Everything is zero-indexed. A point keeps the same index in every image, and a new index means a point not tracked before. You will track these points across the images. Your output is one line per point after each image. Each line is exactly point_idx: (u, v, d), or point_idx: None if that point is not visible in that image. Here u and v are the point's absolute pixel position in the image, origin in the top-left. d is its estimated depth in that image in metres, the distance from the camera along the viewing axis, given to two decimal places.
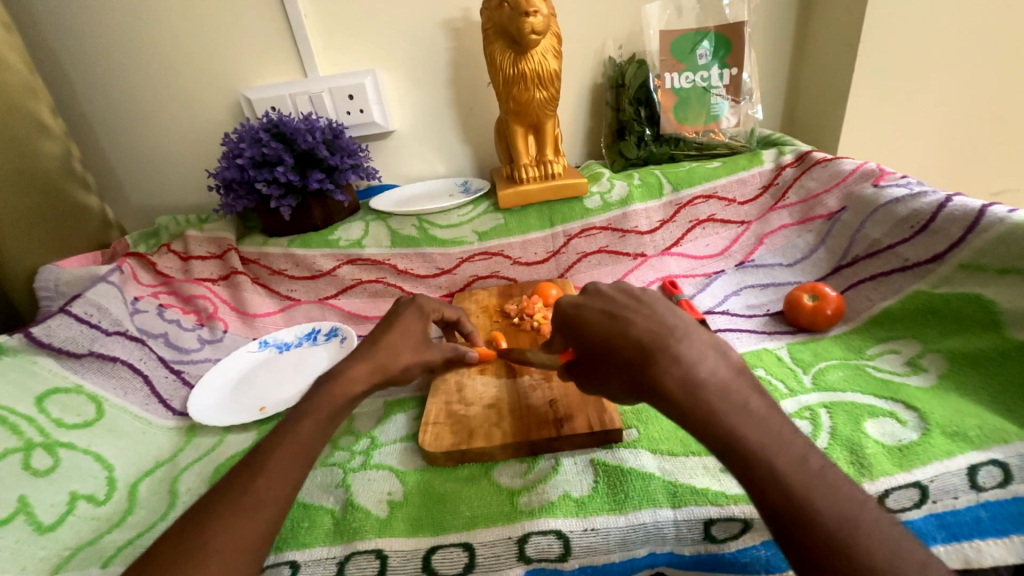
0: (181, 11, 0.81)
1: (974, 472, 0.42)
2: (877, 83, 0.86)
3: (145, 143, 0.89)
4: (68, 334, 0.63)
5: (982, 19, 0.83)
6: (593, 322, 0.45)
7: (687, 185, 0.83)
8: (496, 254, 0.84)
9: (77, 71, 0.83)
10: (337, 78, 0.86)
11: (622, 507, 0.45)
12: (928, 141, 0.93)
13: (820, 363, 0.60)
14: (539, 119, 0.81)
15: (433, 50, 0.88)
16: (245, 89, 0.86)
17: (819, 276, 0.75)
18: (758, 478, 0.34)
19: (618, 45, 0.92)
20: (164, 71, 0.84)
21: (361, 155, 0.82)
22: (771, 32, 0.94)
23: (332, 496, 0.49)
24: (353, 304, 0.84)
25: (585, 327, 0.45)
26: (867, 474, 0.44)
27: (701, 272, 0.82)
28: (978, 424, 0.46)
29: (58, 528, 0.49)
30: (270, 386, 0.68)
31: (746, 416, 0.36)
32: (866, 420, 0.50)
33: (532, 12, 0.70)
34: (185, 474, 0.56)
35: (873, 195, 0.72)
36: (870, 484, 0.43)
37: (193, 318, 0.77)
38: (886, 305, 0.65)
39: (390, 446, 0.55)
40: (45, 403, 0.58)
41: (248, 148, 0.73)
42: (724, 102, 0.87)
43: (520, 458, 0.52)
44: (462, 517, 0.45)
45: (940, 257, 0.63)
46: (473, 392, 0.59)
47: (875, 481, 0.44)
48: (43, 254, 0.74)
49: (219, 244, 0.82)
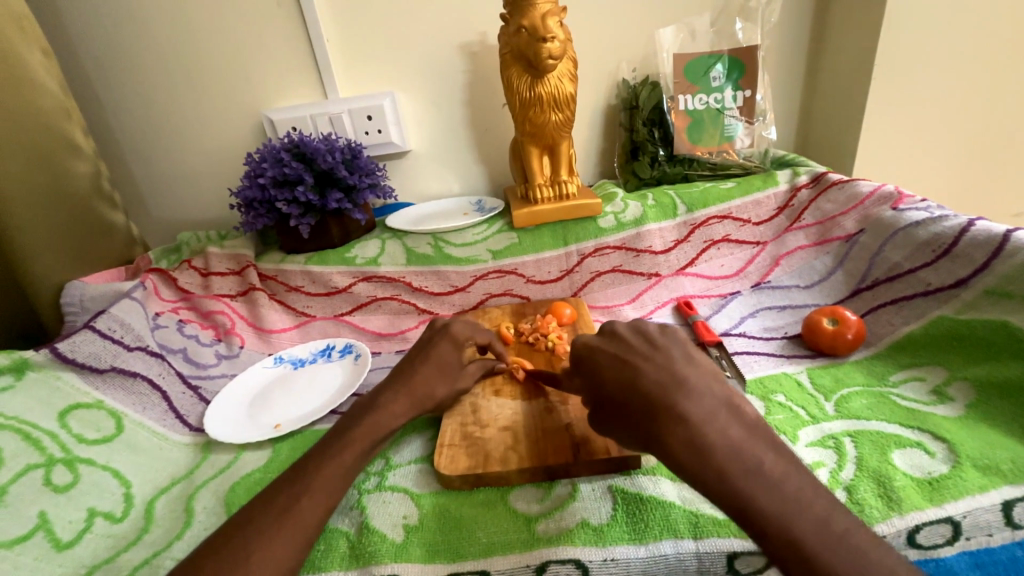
0: (211, 37, 0.84)
1: (1010, 509, 0.41)
2: (893, 104, 0.86)
3: (170, 162, 0.92)
4: (92, 350, 0.64)
5: (998, 41, 0.83)
6: (613, 358, 0.47)
7: (701, 206, 0.83)
8: (511, 273, 0.84)
9: (108, 92, 0.87)
10: (357, 100, 0.89)
11: (642, 537, 0.44)
12: (946, 162, 0.93)
13: (843, 390, 0.59)
14: (554, 140, 0.82)
15: (451, 72, 0.90)
16: (269, 110, 0.89)
17: (839, 298, 0.74)
18: (770, 503, 0.35)
19: (632, 68, 0.93)
20: (190, 92, 0.87)
21: (379, 174, 0.84)
22: (783, 55, 0.95)
23: (346, 519, 0.48)
24: (368, 321, 0.85)
25: (609, 365, 0.46)
26: (877, 516, 0.43)
27: (716, 292, 0.82)
28: (1011, 457, 0.45)
29: (76, 545, 0.49)
30: (285, 403, 0.68)
31: (754, 444, 0.38)
32: (892, 451, 0.49)
33: (550, 38, 0.71)
34: (201, 491, 0.56)
35: (892, 218, 0.71)
36: (877, 526, 0.42)
37: (211, 333, 0.79)
38: (909, 331, 0.64)
39: (404, 468, 0.55)
40: (68, 419, 0.58)
41: (270, 168, 0.75)
42: (738, 123, 0.87)
43: (537, 483, 0.51)
44: (479, 544, 0.45)
45: (965, 282, 0.62)
46: (489, 414, 0.59)
47: (884, 522, 0.42)
48: (73, 271, 0.76)
49: (238, 260, 0.83)
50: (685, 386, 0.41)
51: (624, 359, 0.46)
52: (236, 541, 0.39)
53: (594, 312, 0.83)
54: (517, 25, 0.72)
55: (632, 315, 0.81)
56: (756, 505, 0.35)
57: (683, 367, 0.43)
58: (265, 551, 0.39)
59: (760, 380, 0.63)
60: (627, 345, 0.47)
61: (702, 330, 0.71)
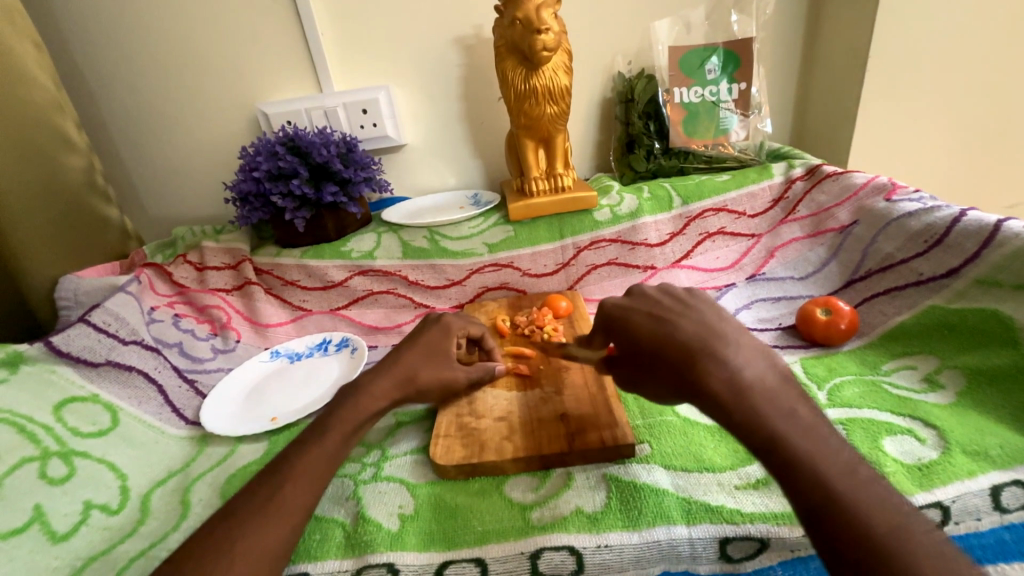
0: (204, 30, 0.84)
1: (998, 493, 0.42)
2: (887, 97, 0.86)
3: (164, 157, 0.91)
4: (86, 343, 0.64)
5: (992, 33, 0.83)
6: (636, 324, 0.46)
7: (697, 199, 0.83)
8: (507, 266, 0.84)
9: (101, 87, 0.86)
10: (352, 93, 0.88)
11: (636, 524, 0.44)
12: (940, 154, 0.93)
13: (835, 379, 0.59)
14: (550, 133, 0.82)
15: (446, 65, 0.89)
16: (263, 104, 0.88)
17: (832, 289, 0.75)
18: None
19: (628, 60, 0.93)
20: (184, 85, 0.87)
21: (374, 168, 0.84)
22: (778, 47, 0.95)
23: (342, 509, 0.49)
24: (364, 315, 0.85)
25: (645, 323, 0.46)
26: None
27: (711, 284, 0.82)
28: (999, 442, 0.45)
29: (72, 537, 0.49)
30: (281, 397, 0.68)
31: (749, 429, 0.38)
32: (883, 438, 0.49)
33: (544, 30, 0.71)
34: (197, 484, 0.56)
35: (885, 209, 0.72)
36: None
37: (207, 328, 0.78)
38: (901, 321, 0.64)
39: (400, 459, 0.55)
40: (63, 412, 0.58)
41: (264, 162, 0.75)
42: (733, 115, 0.87)
43: (532, 472, 0.51)
44: (474, 532, 0.45)
45: (956, 272, 0.62)
46: (485, 405, 0.59)
47: None
48: (66, 266, 0.76)
49: (233, 255, 0.83)
50: (718, 342, 0.41)
51: (652, 322, 0.46)
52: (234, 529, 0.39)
53: (590, 305, 0.84)
54: (512, 17, 0.72)
55: None
56: None
57: (718, 323, 0.43)
58: (262, 539, 0.39)
59: None
60: (657, 305, 0.47)
61: None
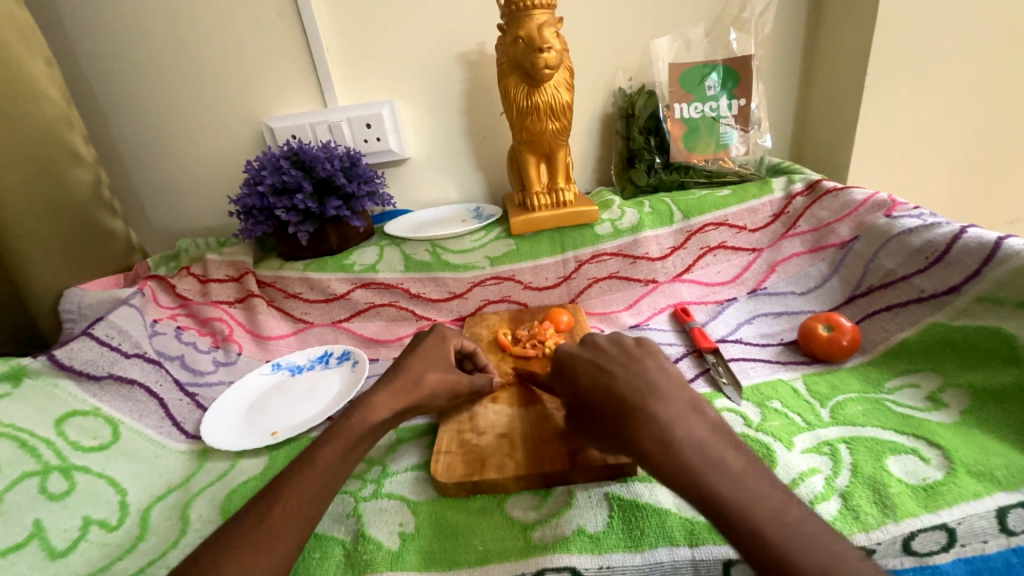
0: (211, 47, 0.85)
1: (1005, 515, 0.41)
2: (885, 114, 0.87)
3: (169, 170, 0.92)
4: (89, 356, 0.64)
5: (987, 52, 0.85)
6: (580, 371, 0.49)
7: (698, 213, 0.84)
8: (508, 279, 0.85)
9: (110, 102, 0.87)
10: (356, 108, 0.89)
11: (638, 545, 0.44)
12: (939, 169, 0.94)
13: (838, 396, 0.59)
14: (552, 148, 0.83)
15: (449, 81, 0.91)
16: (268, 119, 0.90)
17: (834, 305, 0.75)
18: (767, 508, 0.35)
19: (628, 77, 0.95)
20: (190, 100, 0.88)
21: (377, 181, 0.84)
22: (777, 64, 0.96)
23: (342, 527, 0.48)
24: (365, 327, 0.85)
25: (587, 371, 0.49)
26: (874, 521, 0.43)
27: (713, 299, 0.82)
28: (1004, 463, 0.45)
29: (70, 554, 0.49)
30: (281, 411, 0.68)
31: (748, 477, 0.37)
32: (887, 457, 0.49)
33: (546, 48, 0.72)
34: (197, 499, 0.56)
35: (886, 225, 0.72)
36: (874, 532, 0.42)
37: (209, 340, 0.79)
38: (903, 337, 0.64)
39: (401, 475, 0.55)
40: (64, 426, 0.58)
41: (269, 176, 0.76)
42: (733, 131, 0.88)
43: (534, 490, 0.51)
44: (475, 552, 0.45)
45: (957, 289, 0.62)
46: (486, 421, 0.59)
47: (881, 528, 0.42)
48: (70, 278, 0.76)
49: (236, 267, 0.83)
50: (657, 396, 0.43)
51: (613, 369, 0.48)
52: (234, 543, 0.39)
53: (592, 318, 0.84)
54: (515, 35, 0.73)
55: (629, 321, 0.82)
56: (754, 509, 0.35)
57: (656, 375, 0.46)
58: (260, 559, 0.38)
59: (756, 387, 0.63)
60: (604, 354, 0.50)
61: (699, 336, 0.71)
